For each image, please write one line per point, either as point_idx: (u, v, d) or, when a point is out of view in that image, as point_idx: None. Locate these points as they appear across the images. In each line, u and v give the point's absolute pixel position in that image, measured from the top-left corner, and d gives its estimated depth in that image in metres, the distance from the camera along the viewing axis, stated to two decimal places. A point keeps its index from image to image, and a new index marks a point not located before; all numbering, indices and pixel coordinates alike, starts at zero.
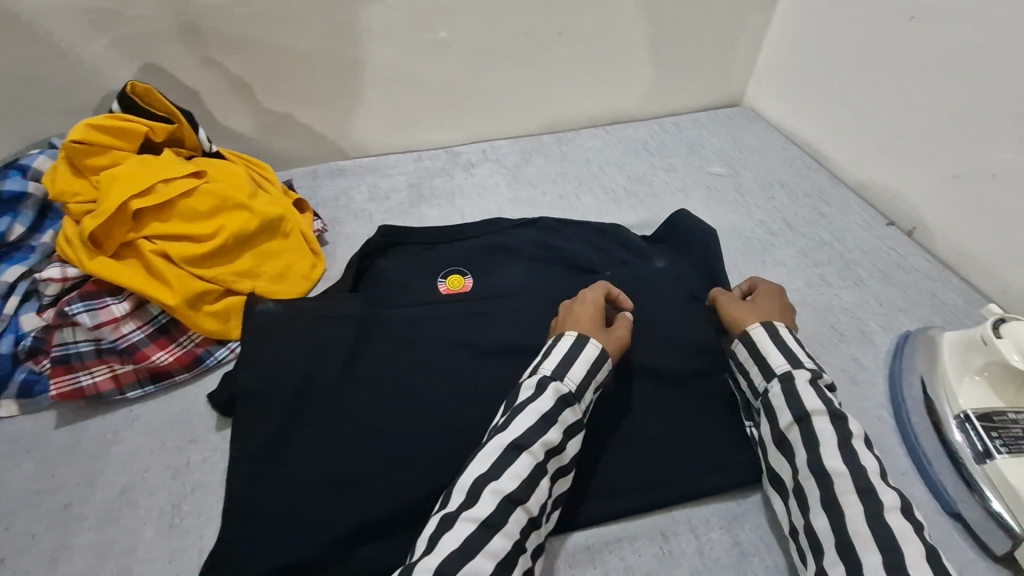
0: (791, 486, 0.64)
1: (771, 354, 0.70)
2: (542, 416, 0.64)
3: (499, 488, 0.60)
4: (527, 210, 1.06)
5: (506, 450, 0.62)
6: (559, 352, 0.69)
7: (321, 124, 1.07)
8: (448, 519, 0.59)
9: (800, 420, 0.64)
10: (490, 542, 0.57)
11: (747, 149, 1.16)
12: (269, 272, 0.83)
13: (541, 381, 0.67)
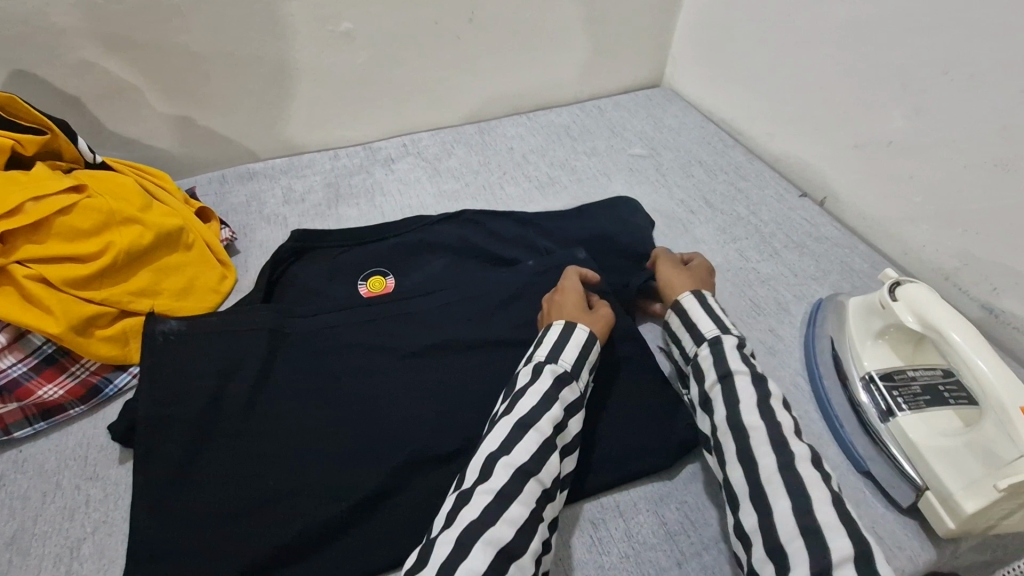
0: (712, 439, 0.63)
1: (700, 319, 0.70)
2: (541, 395, 0.63)
3: (511, 462, 0.58)
4: (449, 202, 1.03)
5: (514, 428, 0.60)
6: (549, 338, 0.68)
7: (223, 126, 1.03)
8: (462, 496, 0.57)
9: (722, 377, 0.64)
10: (509, 511, 0.55)
11: (666, 128, 1.18)
12: (170, 287, 0.79)
13: (536, 367, 0.66)
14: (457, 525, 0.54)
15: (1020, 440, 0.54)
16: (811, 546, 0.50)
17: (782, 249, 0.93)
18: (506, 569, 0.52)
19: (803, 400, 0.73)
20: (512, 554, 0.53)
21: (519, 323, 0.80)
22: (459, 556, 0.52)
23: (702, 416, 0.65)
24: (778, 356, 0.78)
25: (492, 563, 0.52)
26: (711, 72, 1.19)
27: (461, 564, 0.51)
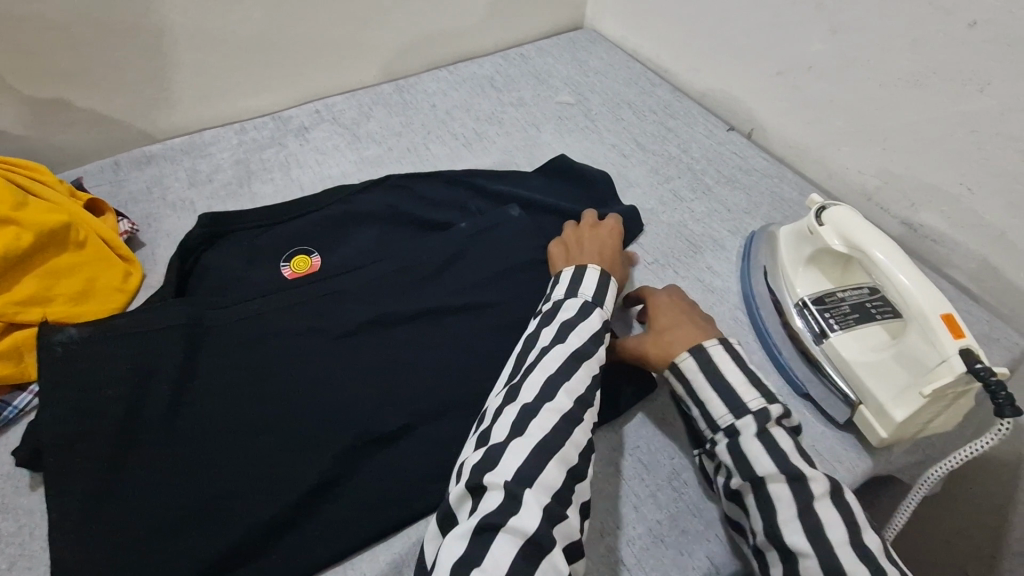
0: (752, 541, 0.54)
1: (711, 400, 0.58)
2: (592, 333, 0.62)
3: (573, 388, 0.58)
4: (372, 169, 0.97)
5: (568, 357, 0.59)
6: (592, 279, 0.67)
7: (105, 106, 0.92)
8: (529, 411, 0.55)
9: (756, 484, 0.53)
10: (575, 432, 0.55)
11: (591, 72, 1.14)
12: (64, 292, 0.71)
13: (584, 304, 0.65)
14: (534, 436, 0.54)
15: (942, 346, 0.56)
16: (807, 524, 0.50)
17: (714, 185, 0.92)
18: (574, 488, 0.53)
19: (743, 332, 0.75)
20: (578, 474, 0.54)
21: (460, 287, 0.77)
22: (535, 468, 0.52)
23: (733, 505, 0.56)
24: (715, 292, 0.79)
25: (564, 480, 0.53)
26: (628, 8, 1.16)
27: (539, 475, 0.51)
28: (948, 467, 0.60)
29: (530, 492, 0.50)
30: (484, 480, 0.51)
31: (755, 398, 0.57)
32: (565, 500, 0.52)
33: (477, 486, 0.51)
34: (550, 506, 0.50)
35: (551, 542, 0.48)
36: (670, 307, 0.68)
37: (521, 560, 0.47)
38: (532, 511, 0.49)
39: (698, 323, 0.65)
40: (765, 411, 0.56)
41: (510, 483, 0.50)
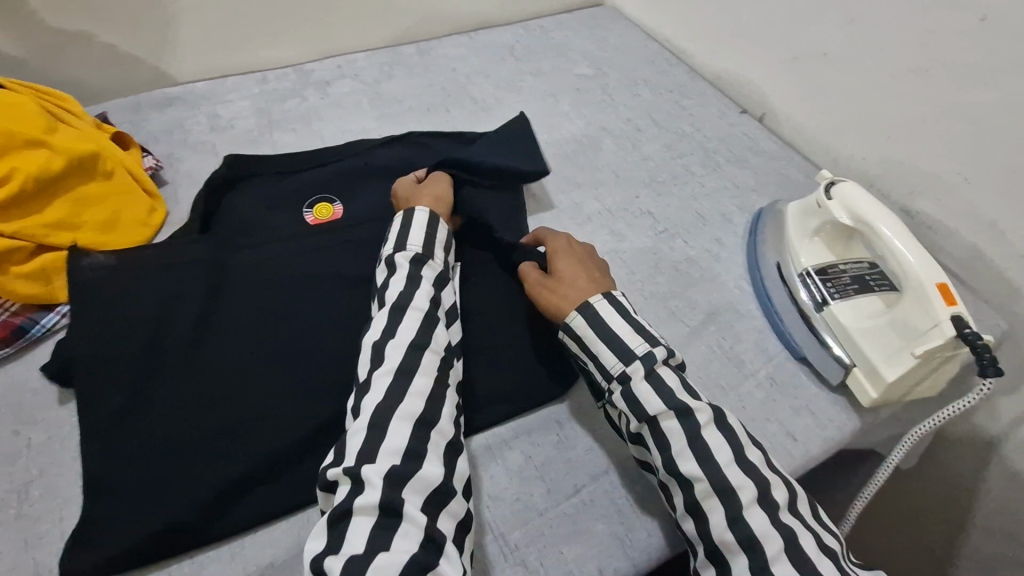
0: (662, 477, 0.57)
1: (601, 352, 0.61)
2: (405, 279, 0.64)
3: (399, 342, 0.59)
4: (393, 126, 0.98)
5: (392, 313, 0.61)
6: (395, 232, 0.69)
7: (130, 44, 0.92)
8: (361, 388, 0.57)
9: (648, 421, 0.57)
10: (414, 385, 0.57)
11: (610, 47, 1.17)
12: (90, 222, 0.72)
13: (388, 260, 0.67)
14: (366, 415, 0.55)
15: (935, 312, 0.61)
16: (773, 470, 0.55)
17: (724, 163, 0.96)
18: (429, 438, 0.55)
19: (747, 300, 0.79)
20: (429, 422, 0.55)
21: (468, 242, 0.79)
22: (377, 438, 0.53)
23: (641, 448, 0.60)
24: (722, 262, 0.82)
25: (411, 436, 0.54)
26: None
27: (381, 445, 0.53)
28: (934, 422, 0.67)
29: (370, 467, 0.51)
30: (327, 476, 0.52)
31: (640, 344, 0.60)
32: (418, 455, 0.53)
33: (324, 483, 0.52)
34: (396, 468, 0.51)
35: (400, 504, 0.50)
36: (566, 257, 0.69)
37: (377, 531, 0.49)
38: (375, 479, 0.50)
39: (594, 277, 0.67)
40: (651, 354, 0.60)
41: (349, 468, 0.51)
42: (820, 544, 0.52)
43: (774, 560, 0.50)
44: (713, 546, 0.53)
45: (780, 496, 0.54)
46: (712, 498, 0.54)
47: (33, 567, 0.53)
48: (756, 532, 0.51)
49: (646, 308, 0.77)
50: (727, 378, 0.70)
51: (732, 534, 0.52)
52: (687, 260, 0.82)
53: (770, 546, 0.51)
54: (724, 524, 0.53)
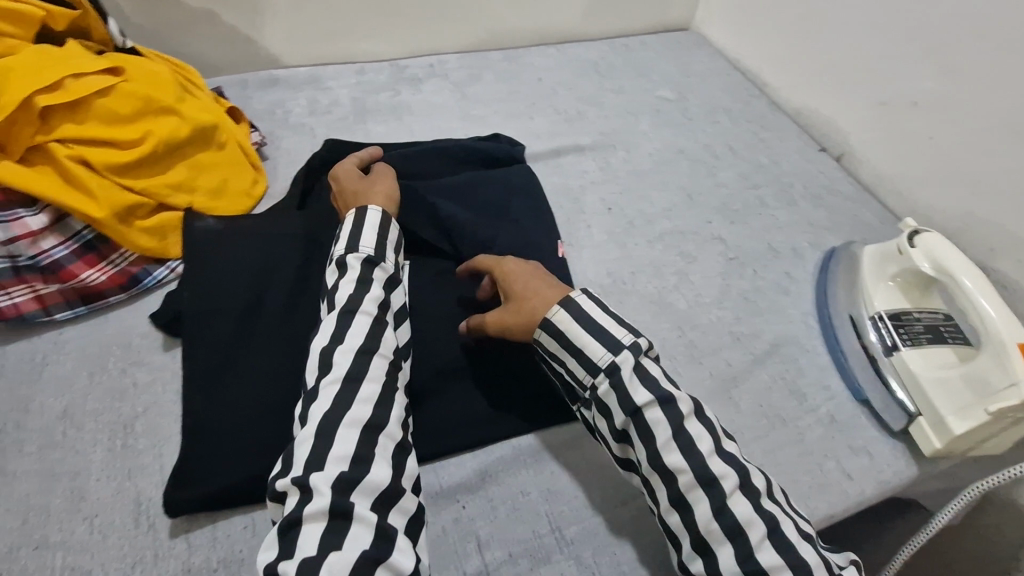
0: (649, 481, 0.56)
1: (588, 344, 0.59)
2: (355, 282, 0.63)
3: (349, 346, 0.59)
4: (478, 127, 1.02)
5: (340, 317, 0.60)
6: (346, 230, 0.68)
7: (246, 27, 0.99)
8: (309, 396, 0.56)
9: (632, 415, 0.56)
10: (359, 392, 0.56)
11: (693, 73, 1.18)
12: (201, 187, 0.77)
13: (338, 260, 0.65)
14: (313, 423, 0.53)
15: (1015, 372, 0.62)
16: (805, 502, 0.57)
17: (799, 198, 0.97)
18: (376, 442, 0.54)
19: (813, 336, 0.79)
20: (378, 426, 0.55)
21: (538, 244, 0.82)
22: (325, 444, 0.52)
23: (620, 446, 0.59)
24: (790, 295, 0.83)
25: (359, 442, 0.53)
26: (742, 17, 1.19)
27: (328, 452, 0.52)
28: (993, 481, 0.65)
29: (319, 475, 0.50)
30: (276, 486, 0.51)
31: (625, 334, 0.59)
32: (366, 459, 0.52)
33: (275, 495, 0.51)
34: (345, 474, 0.51)
35: (350, 507, 0.49)
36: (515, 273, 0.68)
37: None
38: (323, 487, 0.50)
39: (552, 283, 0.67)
40: (636, 344, 0.59)
41: (298, 477, 0.50)
42: (800, 531, 0.53)
43: (756, 547, 0.51)
44: (698, 538, 0.53)
45: (760, 484, 0.55)
46: (696, 491, 0.54)
47: (129, 493, 0.58)
48: (740, 520, 0.52)
49: (709, 330, 0.78)
50: (787, 409, 0.72)
51: (716, 524, 0.53)
52: (755, 288, 0.84)
53: (753, 532, 0.52)
54: (709, 516, 0.53)
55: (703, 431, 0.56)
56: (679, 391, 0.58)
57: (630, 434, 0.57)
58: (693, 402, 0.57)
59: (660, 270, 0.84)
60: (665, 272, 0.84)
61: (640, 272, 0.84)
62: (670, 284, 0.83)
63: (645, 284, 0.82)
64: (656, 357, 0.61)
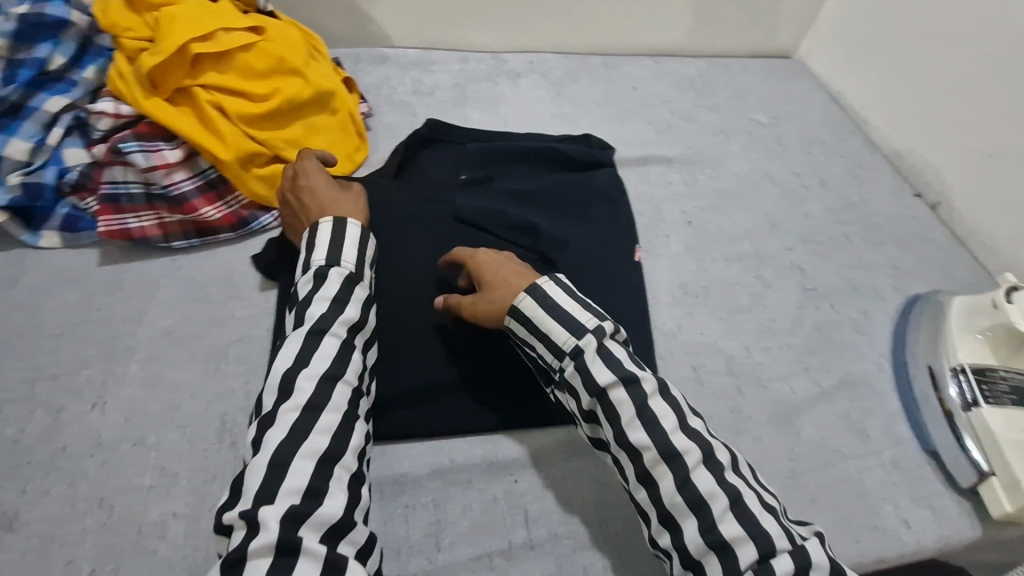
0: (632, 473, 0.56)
1: (553, 328, 0.60)
2: (331, 300, 0.62)
3: (312, 372, 0.56)
4: (569, 126, 1.05)
5: (307, 337, 0.59)
6: (323, 241, 0.66)
7: (369, 5, 1.06)
8: (263, 422, 0.54)
9: (597, 396, 0.57)
10: (319, 420, 0.54)
11: (790, 101, 1.17)
12: (315, 146, 0.82)
13: (317, 272, 0.63)
14: (266, 452, 0.51)
15: None
16: None
17: (886, 241, 0.95)
18: (331, 472, 0.52)
19: (885, 379, 0.77)
20: (334, 457, 0.53)
21: (616, 244, 0.83)
22: (277, 475, 0.50)
23: (591, 426, 0.60)
24: (866, 335, 0.82)
25: (313, 474, 0.51)
26: (850, 51, 1.17)
27: (281, 484, 0.50)
28: None
29: (266, 509, 0.48)
30: (224, 520, 0.49)
31: (589, 318, 0.60)
32: (319, 492, 0.51)
33: (222, 529, 0.49)
34: (295, 507, 0.49)
35: (299, 540, 0.47)
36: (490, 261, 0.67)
37: None
38: (271, 522, 0.47)
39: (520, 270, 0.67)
40: (601, 328, 0.60)
41: (245, 511, 0.48)
42: (763, 503, 0.52)
43: (720, 518, 0.51)
44: (664, 512, 0.53)
45: (724, 457, 0.55)
46: (661, 465, 0.54)
47: (217, 411, 0.64)
48: (702, 492, 0.52)
49: (778, 356, 0.78)
50: (849, 446, 0.71)
51: (680, 497, 0.53)
52: (829, 323, 0.82)
53: (715, 504, 0.52)
54: (673, 489, 0.53)
55: (665, 405, 0.56)
56: (643, 369, 0.59)
57: (604, 424, 0.57)
58: (658, 380, 0.58)
59: (735, 289, 0.84)
60: (739, 292, 0.84)
61: (713, 288, 0.84)
62: (743, 305, 0.82)
63: (717, 300, 0.82)
64: (622, 338, 0.62)
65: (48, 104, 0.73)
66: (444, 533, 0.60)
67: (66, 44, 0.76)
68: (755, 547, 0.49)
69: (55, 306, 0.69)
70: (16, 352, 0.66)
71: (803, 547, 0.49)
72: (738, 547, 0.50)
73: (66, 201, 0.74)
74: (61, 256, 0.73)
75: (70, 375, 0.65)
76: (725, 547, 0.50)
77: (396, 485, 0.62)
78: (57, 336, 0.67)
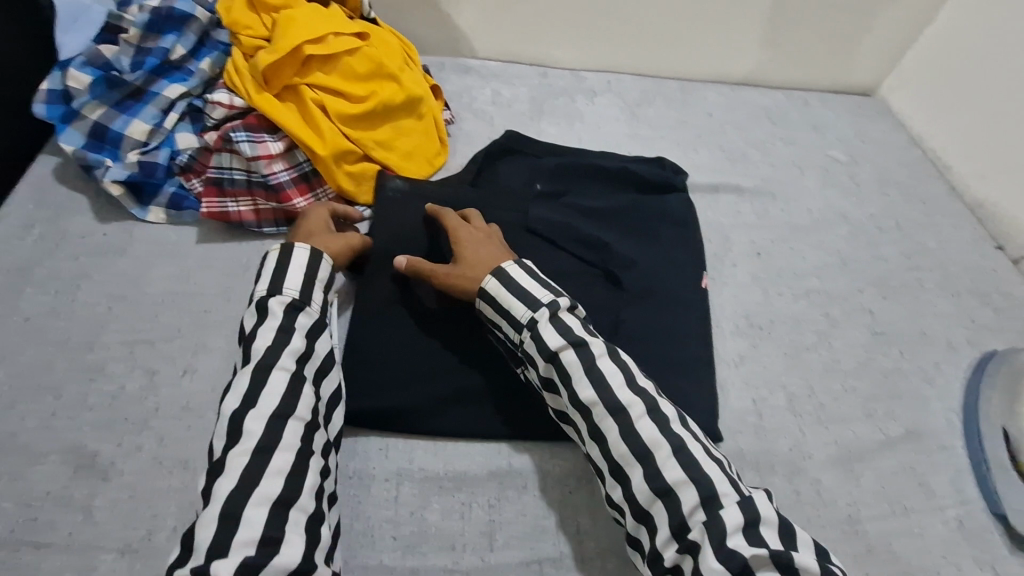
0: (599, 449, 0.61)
1: (512, 304, 0.66)
2: (275, 330, 0.61)
3: (260, 413, 0.57)
4: (642, 147, 1.06)
5: (254, 374, 0.59)
6: (268, 270, 0.65)
7: (459, 16, 1.10)
8: (214, 469, 0.55)
9: (549, 358, 0.64)
10: (271, 462, 0.55)
11: (869, 139, 1.14)
12: (401, 148, 0.86)
13: (259, 304, 0.63)
14: (217, 503, 0.53)
15: None
16: None
17: (963, 291, 0.92)
18: (286, 517, 0.54)
19: (954, 435, 0.75)
20: (288, 502, 0.54)
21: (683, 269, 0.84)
22: (229, 529, 0.51)
23: (553, 397, 0.65)
24: (936, 387, 0.79)
25: (268, 520, 0.53)
26: (937, 94, 1.14)
27: (234, 536, 0.51)
28: None
29: (218, 562, 0.49)
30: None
31: (545, 294, 0.66)
32: (274, 540, 0.52)
33: None
34: (249, 558, 0.50)
35: None
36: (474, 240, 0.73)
37: None
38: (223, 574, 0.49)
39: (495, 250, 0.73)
40: (554, 303, 0.66)
41: (197, 566, 0.50)
42: (707, 453, 0.59)
43: (664, 467, 0.57)
44: (614, 464, 0.60)
45: (669, 411, 0.61)
46: (607, 418, 0.61)
47: None
48: (646, 443, 0.59)
49: (842, 399, 0.76)
50: (911, 500, 0.69)
51: (625, 447, 0.59)
52: (897, 370, 0.80)
53: (659, 452, 0.58)
54: (618, 440, 0.60)
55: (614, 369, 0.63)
56: (593, 336, 0.65)
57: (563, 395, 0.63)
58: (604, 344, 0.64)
59: (800, 326, 0.83)
60: (805, 330, 0.83)
61: (777, 323, 0.83)
62: (807, 342, 0.82)
63: (781, 335, 0.82)
64: (576, 312, 0.68)
65: (167, 91, 0.80)
66: (498, 534, 0.62)
67: (188, 36, 0.81)
68: (695, 491, 0.56)
69: (156, 277, 0.75)
70: (119, 316, 0.71)
71: (750, 498, 0.55)
72: (680, 491, 0.56)
73: (174, 180, 0.80)
74: (163, 231, 0.79)
75: (166, 342, 0.70)
76: (668, 492, 0.56)
77: (456, 483, 0.64)
78: (157, 305, 0.72)
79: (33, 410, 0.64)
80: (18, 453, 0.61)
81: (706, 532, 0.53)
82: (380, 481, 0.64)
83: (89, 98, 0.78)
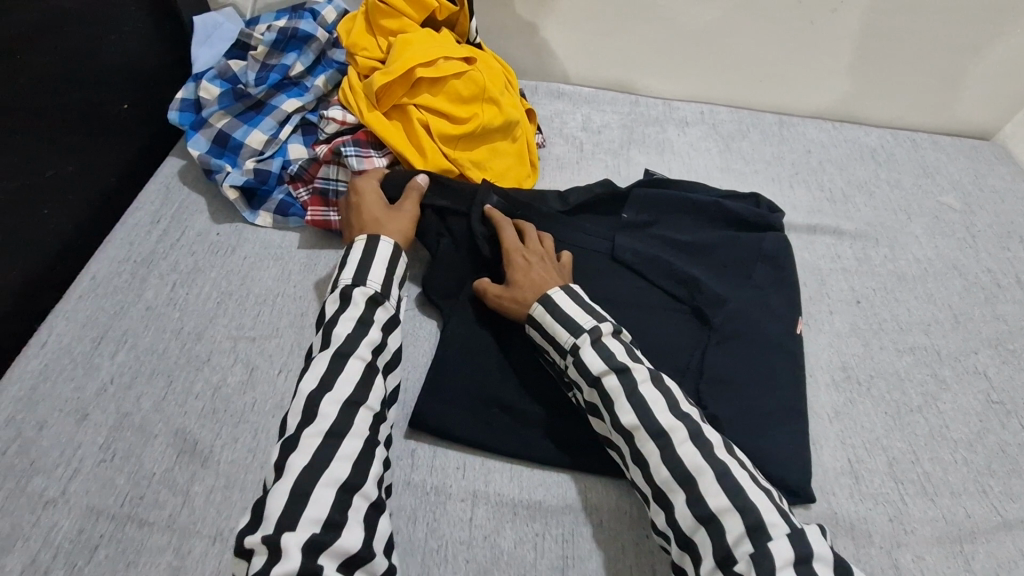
0: (648, 491, 0.59)
1: (557, 332, 0.66)
2: (356, 321, 0.64)
3: (336, 396, 0.59)
4: (734, 181, 1.03)
5: (332, 358, 0.61)
6: (354, 259, 0.69)
7: (557, 42, 1.11)
8: (287, 445, 0.56)
9: (592, 384, 0.63)
10: (342, 448, 0.57)
11: (989, 187, 1.06)
12: (496, 169, 0.87)
13: (343, 293, 0.66)
14: (288, 480, 0.54)
15: None
16: None
17: None
18: (350, 503, 0.55)
19: None
20: (353, 487, 0.55)
21: (776, 311, 0.80)
22: (297, 506, 0.52)
23: (598, 420, 0.64)
24: None
25: (335, 498, 0.54)
26: None
27: (302, 513, 0.52)
28: None
29: (289, 536, 0.50)
30: (243, 543, 0.51)
31: (587, 320, 0.65)
32: (338, 525, 0.53)
33: (241, 550, 0.51)
34: (315, 536, 0.51)
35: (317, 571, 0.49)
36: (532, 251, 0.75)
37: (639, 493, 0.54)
38: (292, 549, 0.49)
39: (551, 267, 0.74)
40: (597, 328, 0.65)
41: (268, 536, 0.50)
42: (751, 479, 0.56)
43: (731, 486, 0.55)
44: (655, 488, 0.58)
45: (714, 437, 0.59)
46: (648, 443, 0.58)
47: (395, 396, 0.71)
48: (712, 461, 0.56)
49: (952, 470, 0.70)
50: None
51: (667, 473, 0.57)
52: (1019, 444, 0.73)
53: (727, 473, 0.56)
54: (656, 465, 0.58)
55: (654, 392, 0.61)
56: (637, 362, 0.63)
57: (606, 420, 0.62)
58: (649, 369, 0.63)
59: (905, 384, 0.77)
60: (909, 389, 0.77)
61: (878, 378, 0.78)
62: (913, 404, 0.76)
63: (882, 392, 0.76)
64: (618, 334, 0.66)
65: (284, 105, 0.85)
66: (571, 570, 0.60)
67: (307, 54, 0.87)
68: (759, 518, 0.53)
69: (260, 278, 0.79)
70: (227, 310, 0.76)
71: (802, 531, 0.52)
72: (730, 520, 0.53)
73: (283, 187, 0.84)
74: (268, 233, 0.84)
75: (265, 340, 0.74)
76: (712, 520, 0.54)
77: (531, 508, 0.64)
78: (260, 303, 0.77)
79: (147, 391, 0.69)
80: (132, 431, 0.66)
81: (753, 563, 0.50)
82: (457, 499, 0.64)
83: (217, 107, 0.85)
